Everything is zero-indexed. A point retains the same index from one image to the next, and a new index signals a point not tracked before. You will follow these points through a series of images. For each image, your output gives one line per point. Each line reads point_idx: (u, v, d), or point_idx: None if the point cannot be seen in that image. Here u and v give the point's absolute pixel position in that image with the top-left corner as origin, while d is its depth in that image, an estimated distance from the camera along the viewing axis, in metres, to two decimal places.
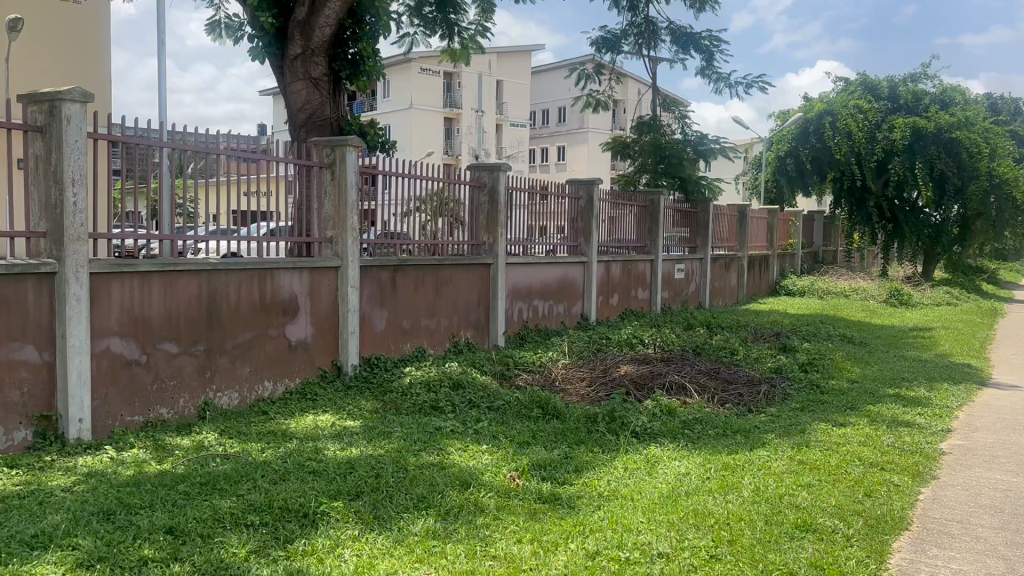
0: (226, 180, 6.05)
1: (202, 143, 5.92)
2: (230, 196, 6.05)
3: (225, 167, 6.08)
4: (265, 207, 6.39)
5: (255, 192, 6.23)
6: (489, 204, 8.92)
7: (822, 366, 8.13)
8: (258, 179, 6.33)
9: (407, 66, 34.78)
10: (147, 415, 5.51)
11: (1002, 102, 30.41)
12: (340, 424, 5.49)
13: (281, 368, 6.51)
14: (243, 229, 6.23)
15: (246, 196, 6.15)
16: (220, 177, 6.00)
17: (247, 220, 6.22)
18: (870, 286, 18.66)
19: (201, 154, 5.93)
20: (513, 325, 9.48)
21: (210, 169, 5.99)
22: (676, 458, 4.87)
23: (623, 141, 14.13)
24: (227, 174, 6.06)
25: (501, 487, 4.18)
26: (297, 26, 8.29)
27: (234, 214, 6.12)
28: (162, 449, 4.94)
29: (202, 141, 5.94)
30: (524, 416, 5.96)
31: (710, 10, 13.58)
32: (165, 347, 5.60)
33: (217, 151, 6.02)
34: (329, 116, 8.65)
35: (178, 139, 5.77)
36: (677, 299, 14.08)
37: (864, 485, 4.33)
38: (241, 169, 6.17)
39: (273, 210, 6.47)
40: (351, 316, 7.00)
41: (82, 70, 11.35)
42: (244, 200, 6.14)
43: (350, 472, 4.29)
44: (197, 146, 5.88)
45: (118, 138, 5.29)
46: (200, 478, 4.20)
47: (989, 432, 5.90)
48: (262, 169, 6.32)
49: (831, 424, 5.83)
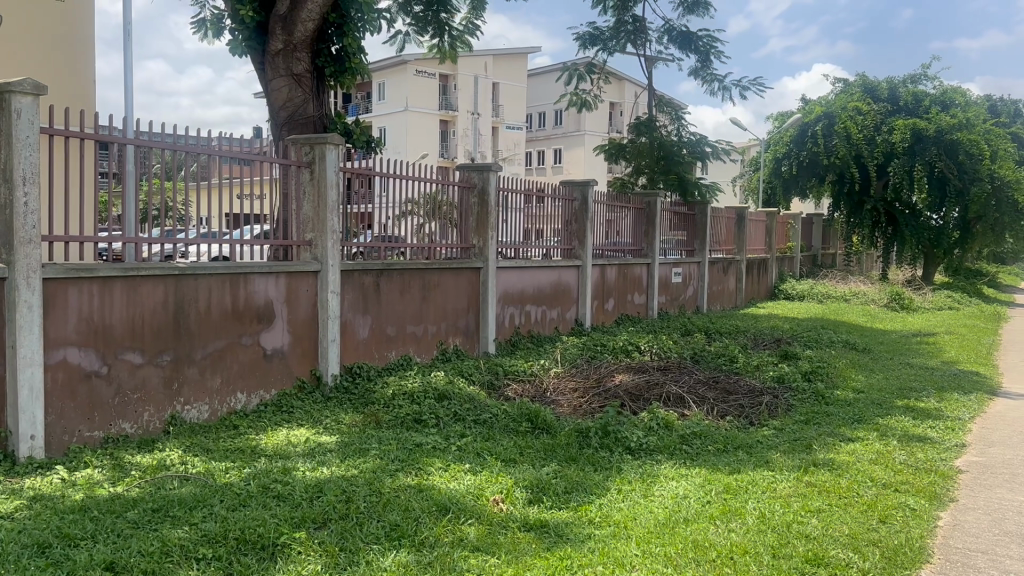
0: (221, 183, 5.84)
1: (196, 143, 5.68)
2: (225, 199, 5.87)
3: (218, 169, 5.83)
4: (259, 210, 6.20)
5: (247, 195, 6.05)
6: (479, 205, 8.55)
7: (826, 375, 7.76)
8: (253, 182, 6.14)
9: (403, 68, 34.38)
10: (108, 431, 5.15)
11: (1001, 103, 30.07)
12: (313, 441, 5.13)
13: (255, 378, 6.15)
14: (234, 232, 6.00)
15: (240, 198, 5.98)
16: (212, 181, 5.77)
17: (241, 223, 6.03)
18: (871, 290, 18.32)
19: (195, 156, 5.67)
20: (504, 331, 9.12)
21: (205, 172, 5.75)
22: (674, 478, 4.53)
23: (619, 142, 13.65)
24: (219, 177, 5.82)
25: (482, 513, 3.81)
26: (279, 20, 7.93)
27: (230, 216, 5.92)
28: (119, 468, 4.58)
29: (193, 142, 5.68)
30: (512, 430, 5.61)
31: (702, 9, 13.24)
32: (128, 357, 5.24)
33: (211, 152, 5.77)
34: (313, 114, 8.31)
35: (164, 140, 5.47)
36: (674, 304, 13.74)
37: (877, 510, 3.98)
38: (235, 172, 5.96)
39: (262, 212, 6.22)
40: (331, 323, 6.64)
41: (59, 63, 10.66)
42: (239, 202, 5.97)
43: (318, 496, 3.93)
44: (187, 147, 5.61)
45: (92, 136, 4.94)
46: (153, 503, 3.83)
47: (1005, 447, 5.56)
48: (257, 172, 6.11)
49: (839, 439, 5.49)
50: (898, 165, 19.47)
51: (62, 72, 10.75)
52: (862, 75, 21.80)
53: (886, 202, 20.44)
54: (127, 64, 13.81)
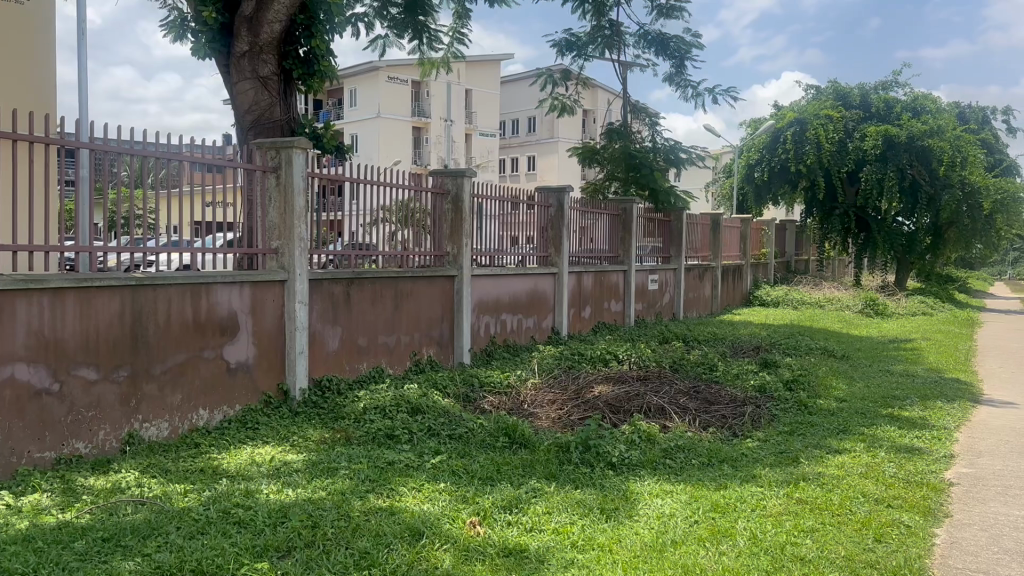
0: (188, 191, 5.60)
1: (169, 150, 5.48)
2: (192, 208, 5.62)
3: (187, 176, 5.60)
4: (227, 218, 5.96)
5: (217, 203, 5.81)
6: (452, 212, 8.32)
7: (808, 384, 7.60)
8: (221, 190, 5.90)
9: (375, 75, 34.14)
10: (60, 451, 4.85)
11: (970, 109, 30.31)
12: (279, 460, 4.86)
13: (218, 393, 5.87)
14: (201, 241, 5.76)
15: (207, 207, 5.76)
16: (182, 188, 5.54)
17: (206, 231, 5.81)
18: (845, 296, 18.36)
19: (165, 162, 5.44)
20: (479, 341, 8.88)
21: (174, 178, 5.53)
22: (659, 495, 4.32)
23: (592, 147, 13.13)
24: (188, 185, 5.59)
25: (458, 537, 3.57)
26: (244, 20, 7.67)
27: (195, 224, 5.71)
28: (70, 492, 4.29)
29: (162, 148, 5.44)
30: (488, 445, 5.39)
31: (678, 13, 13.11)
32: (82, 373, 4.95)
33: (181, 159, 5.52)
34: (280, 118, 8.04)
35: (134, 146, 5.25)
36: (650, 311, 13.61)
37: (872, 528, 3.82)
38: (202, 178, 5.71)
39: (231, 219, 5.97)
40: (299, 335, 6.37)
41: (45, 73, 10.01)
42: (206, 210, 5.75)
43: (283, 521, 3.68)
44: (159, 154, 5.38)
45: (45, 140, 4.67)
46: (104, 532, 3.55)
47: (994, 457, 5.42)
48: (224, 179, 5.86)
49: (826, 451, 5.33)
50: (871, 172, 19.54)
51: (21, 76, 9.70)
52: (834, 81, 21.88)
53: (857, 207, 20.69)
54: (81, 67, 13.34)
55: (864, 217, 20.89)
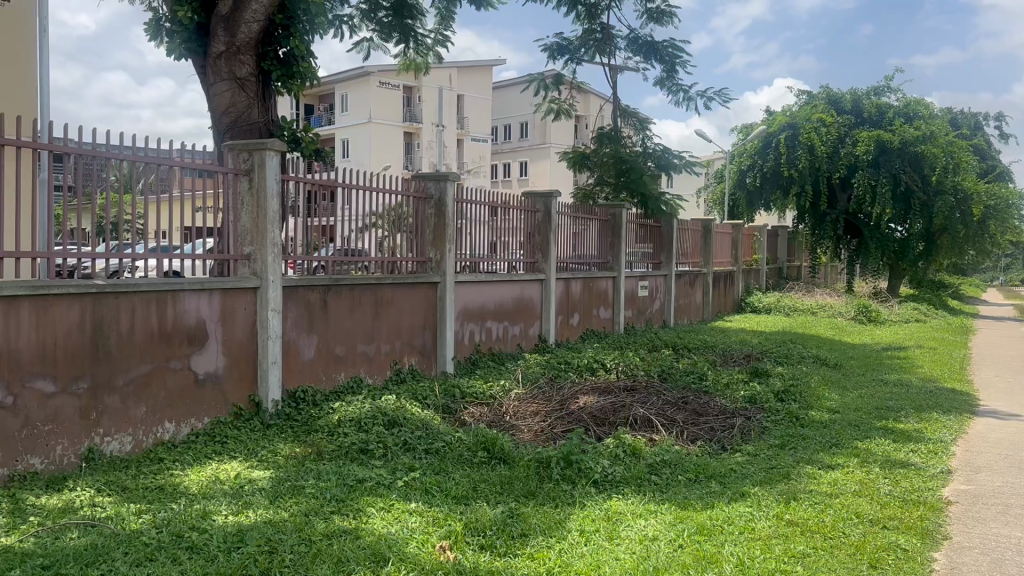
0: (177, 196, 5.46)
1: (157, 154, 5.33)
2: (184, 213, 5.50)
3: (178, 181, 5.47)
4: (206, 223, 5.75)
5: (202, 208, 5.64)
6: (436, 216, 8.07)
7: (799, 394, 7.39)
8: (207, 195, 5.73)
9: (366, 80, 33.91)
10: (13, 467, 4.61)
11: (964, 116, 30.18)
12: (245, 477, 4.62)
13: (186, 405, 5.63)
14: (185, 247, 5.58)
15: (195, 212, 5.59)
16: (172, 194, 5.42)
17: (192, 236, 5.61)
18: (836, 303, 18.19)
19: (155, 167, 5.34)
20: (462, 349, 8.66)
21: (163, 183, 5.41)
22: (642, 515, 4.10)
23: (582, 151, 12.90)
24: (179, 189, 5.46)
25: (425, 563, 3.33)
26: (221, 20, 7.44)
27: (185, 229, 5.56)
28: (18, 512, 4.04)
29: (155, 153, 5.34)
30: (466, 460, 5.16)
31: (668, 17, 12.91)
32: (38, 385, 4.71)
33: (172, 163, 5.42)
34: (258, 120, 7.81)
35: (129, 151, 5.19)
36: (641, 318, 13.41)
37: (867, 552, 3.60)
38: (190, 183, 5.56)
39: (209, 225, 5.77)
40: (272, 344, 6.14)
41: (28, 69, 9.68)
42: (196, 216, 5.58)
43: (238, 546, 3.44)
44: (150, 158, 5.29)
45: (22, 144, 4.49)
46: (45, 559, 3.31)
47: (993, 473, 5.21)
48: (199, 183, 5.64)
49: (818, 467, 5.11)
50: (863, 177, 19.32)
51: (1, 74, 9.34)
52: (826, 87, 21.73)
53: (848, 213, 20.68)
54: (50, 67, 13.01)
55: (855, 221, 20.84)
